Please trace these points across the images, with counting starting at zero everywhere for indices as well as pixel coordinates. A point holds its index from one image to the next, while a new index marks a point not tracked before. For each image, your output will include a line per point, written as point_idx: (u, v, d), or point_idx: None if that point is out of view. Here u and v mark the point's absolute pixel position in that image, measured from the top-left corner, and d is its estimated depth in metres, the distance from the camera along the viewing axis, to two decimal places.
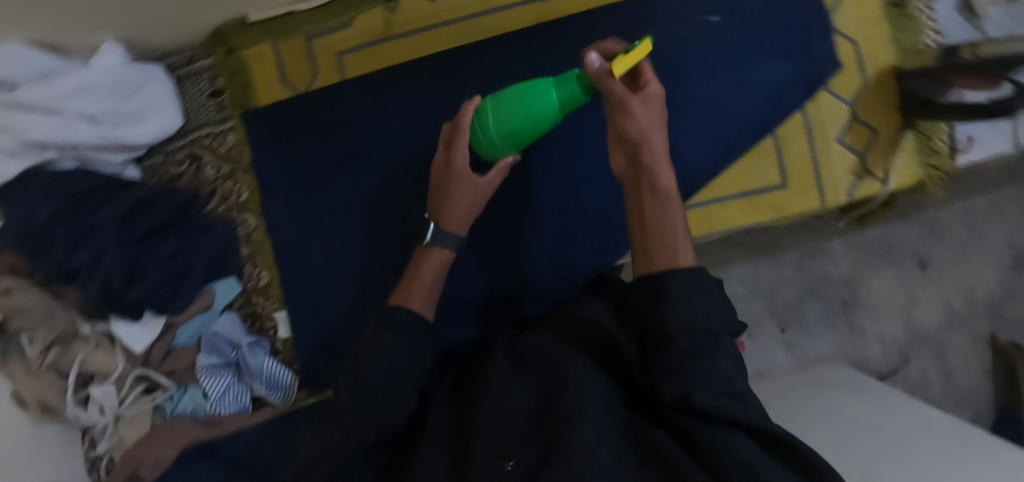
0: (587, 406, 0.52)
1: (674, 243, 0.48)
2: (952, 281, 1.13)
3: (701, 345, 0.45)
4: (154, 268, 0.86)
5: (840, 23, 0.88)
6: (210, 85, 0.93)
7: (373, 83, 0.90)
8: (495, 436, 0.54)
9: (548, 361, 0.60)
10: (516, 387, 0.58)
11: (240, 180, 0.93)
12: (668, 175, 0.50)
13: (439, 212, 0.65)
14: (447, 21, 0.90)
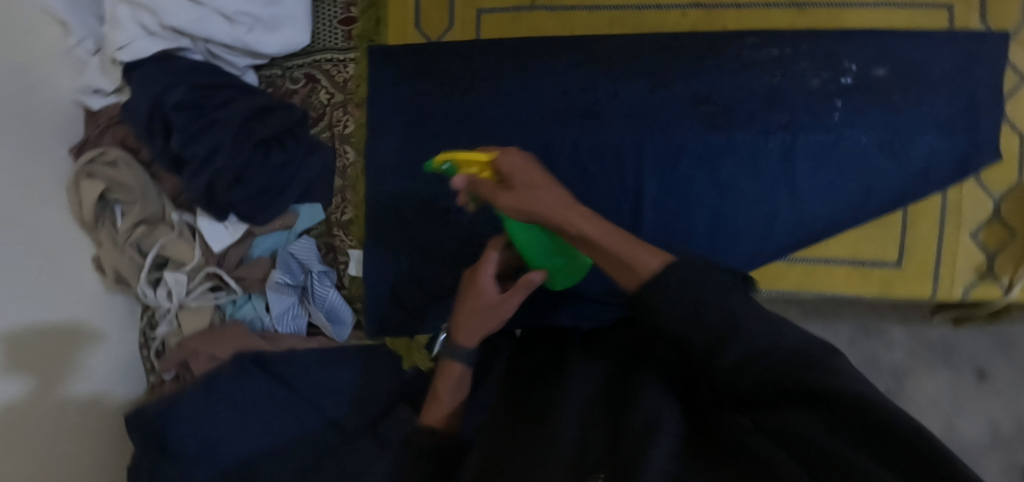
0: (668, 420, 0.41)
1: (632, 260, 0.49)
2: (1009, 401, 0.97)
3: (750, 326, 0.41)
4: (257, 177, 0.86)
5: (1011, 112, 0.80)
6: (343, 12, 0.92)
7: (507, 50, 0.88)
8: (571, 449, 0.42)
9: (613, 382, 0.51)
10: (595, 399, 0.48)
11: (350, 112, 0.92)
12: (585, 220, 0.54)
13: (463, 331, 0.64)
14: (600, 6, 0.88)
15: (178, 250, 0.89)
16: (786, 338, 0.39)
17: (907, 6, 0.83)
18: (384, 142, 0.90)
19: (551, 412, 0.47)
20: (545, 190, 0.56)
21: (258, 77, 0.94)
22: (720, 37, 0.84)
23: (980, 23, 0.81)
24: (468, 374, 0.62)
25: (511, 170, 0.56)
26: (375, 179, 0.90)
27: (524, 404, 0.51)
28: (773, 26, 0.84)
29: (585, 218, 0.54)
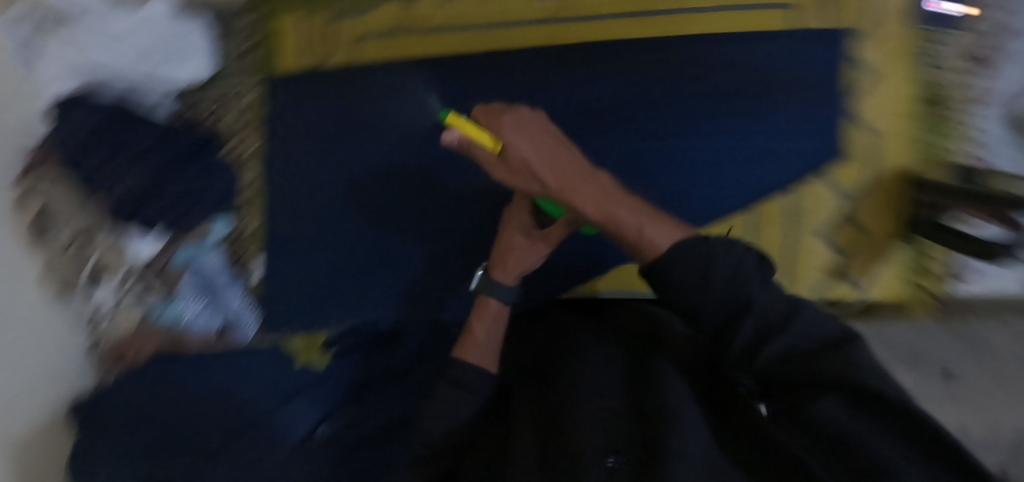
0: (682, 409, 0.46)
1: (647, 235, 0.49)
2: None
3: (735, 301, 0.44)
4: (169, 192, 0.92)
5: (856, 106, 0.84)
6: (242, 46, 1.03)
7: (385, 71, 0.96)
8: (600, 432, 0.46)
9: (626, 370, 0.56)
10: (583, 377, 0.54)
11: (251, 134, 1.02)
12: (587, 198, 0.52)
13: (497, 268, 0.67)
14: (457, 27, 0.93)
15: (111, 261, 0.88)
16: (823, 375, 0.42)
17: (749, 8, 0.85)
18: (284, 158, 1.01)
19: (558, 403, 0.52)
20: (587, 185, 0.53)
21: (173, 105, 1.03)
22: (571, 47, 0.88)
23: (819, 22, 0.85)
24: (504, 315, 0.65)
25: (513, 131, 0.52)
26: (280, 191, 1.01)
27: (542, 397, 0.57)
28: (624, 35, 0.87)
29: (597, 188, 0.52)
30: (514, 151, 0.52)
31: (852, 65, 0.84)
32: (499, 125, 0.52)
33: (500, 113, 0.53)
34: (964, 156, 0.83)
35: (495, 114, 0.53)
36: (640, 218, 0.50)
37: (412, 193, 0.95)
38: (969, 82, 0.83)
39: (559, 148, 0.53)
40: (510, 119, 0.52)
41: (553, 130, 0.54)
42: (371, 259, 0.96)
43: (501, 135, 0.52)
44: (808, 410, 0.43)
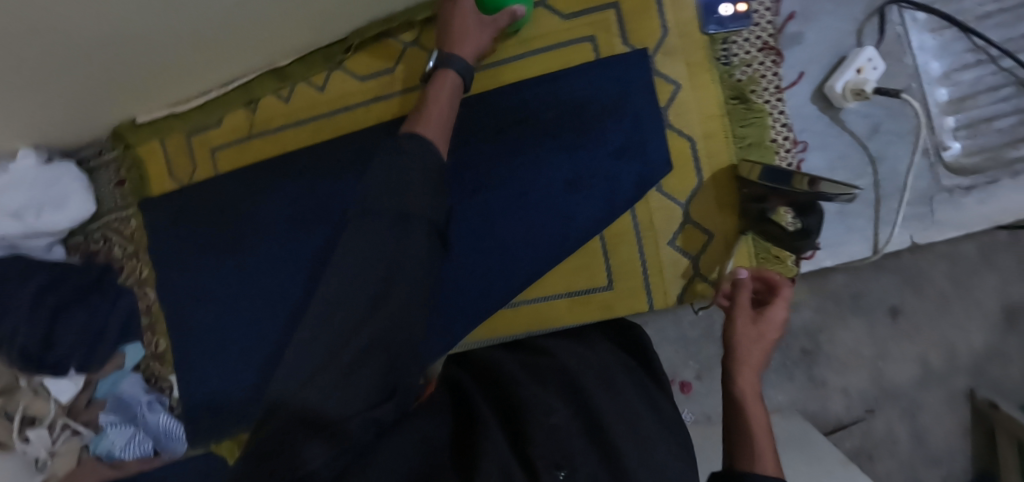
0: (609, 434, 0.53)
1: (760, 457, 0.55)
2: (931, 336, 1.03)
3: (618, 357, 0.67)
4: (70, 334, 0.98)
5: (672, 120, 0.87)
6: (115, 176, 1.07)
7: (244, 176, 1.01)
8: (549, 443, 0.51)
9: (573, 377, 0.60)
10: (550, 406, 0.56)
11: (141, 259, 1.06)
12: (753, 409, 0.62)
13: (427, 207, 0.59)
14: (301, 120, 0.99)
15: (39, 409, 0.99)
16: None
17: (555, 47, 0.89)
18: (177, 272, 1.04)
19: (502, 414, 0.56)
20: (748, 318, 0.70)
21: (66, 246, 1.08)
22: (398, 122, 0.95)
23: (624, 45, 0.87)
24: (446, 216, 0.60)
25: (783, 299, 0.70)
26: (183, 303, 1.04)
27: (502, 405, 0.58)
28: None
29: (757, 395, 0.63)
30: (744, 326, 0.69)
31: (659, 81, 0.87)
32: (741, 294, 0.72)
33: (749, 284, 0.73)
34: (784, 145, 0.84)
35: (743, 281, 0.73)
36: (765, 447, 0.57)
37: (298, 282, 0.99)
38: (773, 72, 0.84)
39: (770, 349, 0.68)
40: (743, 290, 0.72)
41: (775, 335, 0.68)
42: (275, 351, 1.00)
43: (765, 307, 0.70)
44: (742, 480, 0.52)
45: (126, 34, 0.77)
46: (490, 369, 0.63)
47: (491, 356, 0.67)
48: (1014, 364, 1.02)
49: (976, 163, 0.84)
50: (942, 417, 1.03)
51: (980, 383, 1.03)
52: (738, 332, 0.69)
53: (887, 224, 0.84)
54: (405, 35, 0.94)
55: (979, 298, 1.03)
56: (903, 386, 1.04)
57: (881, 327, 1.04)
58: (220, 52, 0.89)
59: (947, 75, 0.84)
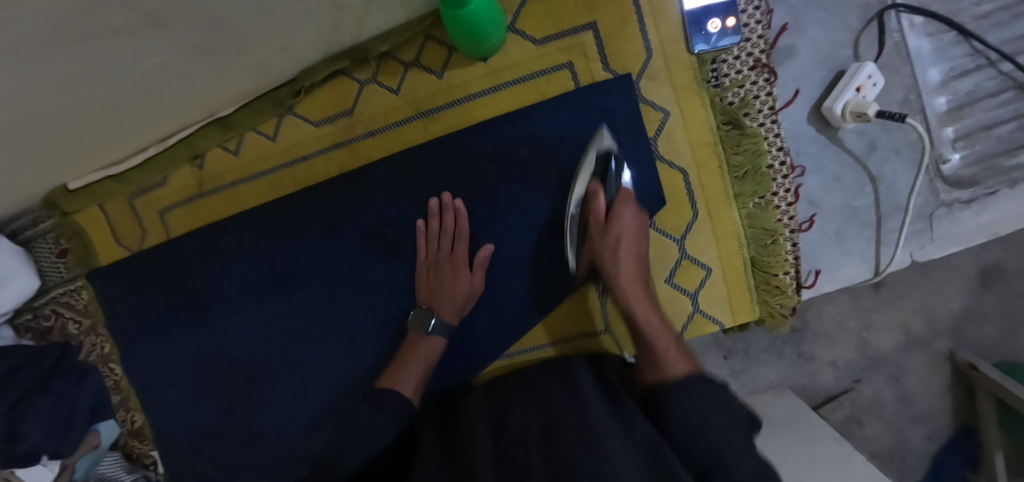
0: (566, 444, 0.53)
1: (671, 361, 0.65)
2: (912, 301, 0.99)
3: (578, 376, 0.68)
4: (35, 424, 0.88)
5: (661, 150, 0.81)
6: (57, 246, 0.97)
7: (195, 240, 0.91)
8: (499, 466, 0.54)
9: (553, 374, 0.71)
10: (506, 428, 0.59)
11: (101, 333, 1.00)
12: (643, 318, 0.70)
13: (436, 305, 0.81)
14: (256, 174, 0.90)
15: None
16: (699, 437, 0.56)
17: (529, 78, 0.81)
18: (139, 347, 0.95)
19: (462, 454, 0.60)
20: (626, 205, 0.74)
21: (13, 327, 0.98)
22: (360, 171, 0.86)
23: (605, 70, 0.80)
24: (440, 345, 0.81)
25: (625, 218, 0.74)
26: (149, 383, 0.95)
27: (455, 462, 0.60)
28: (408, 144, 0.86)
29: (649, 310, 0.71)
30: (616, 235, 0.73)
31: (646, 110, 0.80)
32: (619, 207, 0.74)
33: (627, 203, 0.74)
34: (780, 170, 0.80)
35: (624, 197, 0.74)
36: (670, 351, 0.66)
37: (273, 347, 0.91)
38: (767, 92, 0.78)
39: (642, 265, 0.74)
40: (633, 216, 0.74)
41: (646, 250, 0.76)
42: (259, 421, 0.92)
43: (615, 211, 0.74)
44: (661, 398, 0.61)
45: (43, 102, 0.65)
46: (455, 422, 0.70)
47: (461, 419, 0.69)
48: (991, 323, 0.99)
49: (974, 173, 0.81)
50: (927, 378, 1.00)
51: (960, 345, 0.99)
52: (607, 239, 0.74)
53: (888, 244, 0.81)
54: (361, 72, 0.85)
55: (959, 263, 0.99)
56: (887, 352, 1.00)
57: (865, 297, 1.01)
58: (150, 114, 0.79)
59: (945, 83, 0.79)
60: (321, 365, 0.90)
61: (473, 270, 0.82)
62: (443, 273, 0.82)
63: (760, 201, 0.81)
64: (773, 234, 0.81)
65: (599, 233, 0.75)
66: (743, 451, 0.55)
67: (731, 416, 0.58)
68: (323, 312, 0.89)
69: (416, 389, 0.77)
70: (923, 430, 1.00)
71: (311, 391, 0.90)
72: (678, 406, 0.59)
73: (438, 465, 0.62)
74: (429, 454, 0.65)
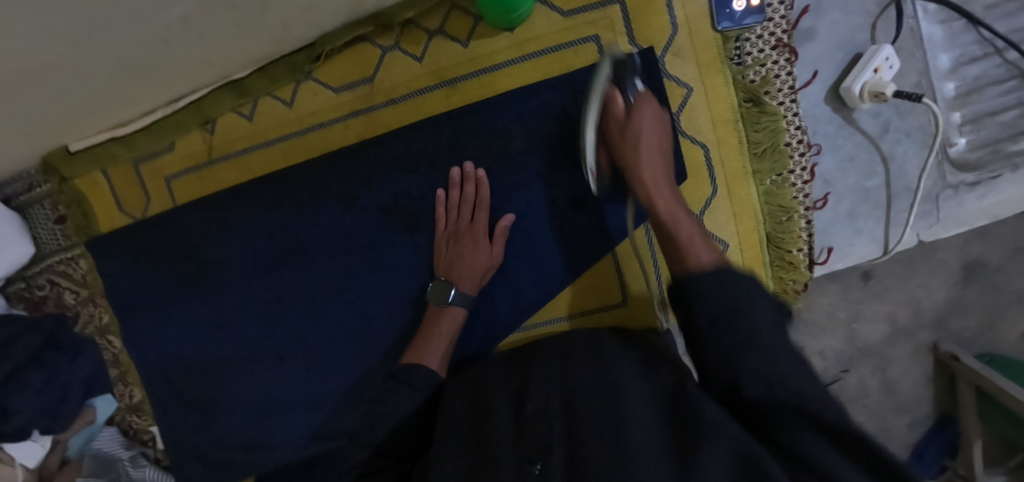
0: (586, 431, 0.55)
1: (690, 252, 0.64)
2: (899, 294, 1.05)
3: (604, 344, 0.70)
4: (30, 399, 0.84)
5: (683, 126, 0.82)
6: (53, 212, 0.93)
7: (201, 211, 0.88)
8: (522, 442, 0.57)
9: (577, 341, 0.72)
10: (528, 400, 0.61)
11: (98, 304, 0.96)
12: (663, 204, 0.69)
13: (456, 275, 0.81)
14: (270, 140, 0.88)
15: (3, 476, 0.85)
16: (738, 326, 0.54)
17: (554, 50, 0.82)
18: (139, 321, 0.91)
19: (483, 418, 0.63)
20: (647, 109, 0.73)
21: (3, 296, 0.95)
22: (379, 140, 0.85)
23: (630, 44, 0.81)
24: (464, 314, 0.82)
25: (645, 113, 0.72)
26: (149, 358, 0.92)
27: (479, 422, 0.63)
28: (430, 113, 0.85)
29: (670, 195, 0.71)
30: (636, 133, 0.72)
31: (670, 85, 0.81)
32: (638, 104, 0.73)
33: (647, 101, 0.73)
34: (798, 148, 0.81)
35: (644, 96, 0.72)
36: (692, 241, 0.65)
37: (282, 321, 0.89)
38: (787, 72, 0.80)
39: (662, 161, 0.73)
40: (653, 108, 0.73)
41: (666, 137, 0.75)
42: (266, 398, 0.91)
43: (632, 114, 0.72)
44: (685, 283, 0.60)
45: (63, 58, 0.62)
46: (477, 380, 0.72)
47: (484, 375, 0.72)
48: (972, 314, 1.05)
49: (978, 157, 0.84)
50: (910, 368, 1.06)
51: (943, 337, 1.05)
52: (626, 130, 0.72)
53: (897, 224, 0.84)
54: (383, 39, 0.84)
55: (943, 257, 1.04)
56: (874, 343, 1.06)
57: (855, 289, 1.06)
58: (164, 71, 0.75)
59: (954, 69, 0.82)
60: (332, 340, 0.89)
61: (493, 241, 0.82)
62: (464, 244, 0.81)
63: (777, 179, 0.82)
64: (788, 212, 0.83)
65: (617, 128, 0.73)
66: (773, 325, 0.54)
67: (760, 316, 0.55)
68: (337, 287, 0.88)
69: (441, 361, 0.78)
70: (905, 418, 1.07)
71: (320, 368, 0.89)
72: (703, 295, 0.57)
73: (465, 420, 0.65)
74: (454, 408, 0.68)
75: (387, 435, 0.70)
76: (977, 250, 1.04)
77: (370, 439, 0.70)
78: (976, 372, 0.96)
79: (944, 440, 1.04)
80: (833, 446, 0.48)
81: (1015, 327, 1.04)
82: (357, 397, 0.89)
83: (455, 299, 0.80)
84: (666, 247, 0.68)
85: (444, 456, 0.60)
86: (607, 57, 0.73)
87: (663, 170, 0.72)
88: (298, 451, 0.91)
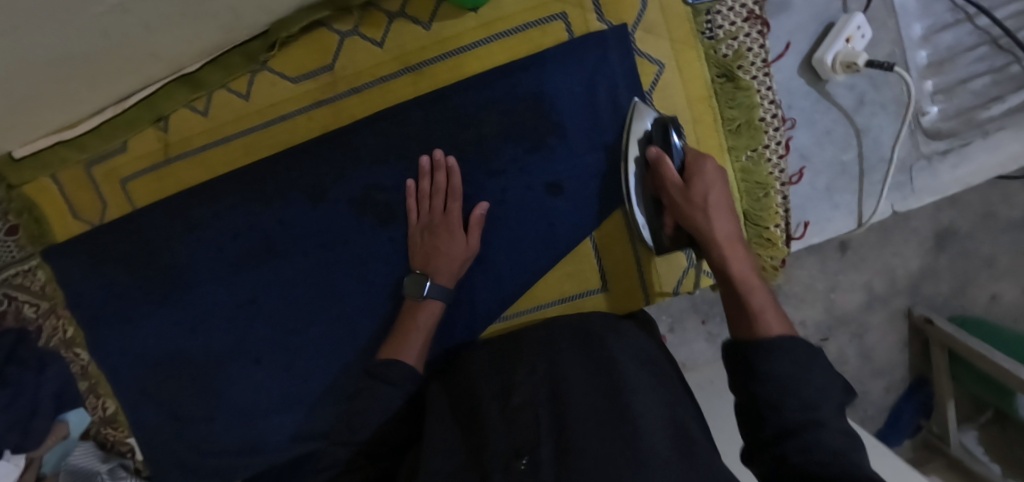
0: (573, 420, 0.52)
1: (761, 325, 0.59)
2: (873, 263, 1.06)
3: (596, 329, 0.67)
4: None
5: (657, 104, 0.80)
6: (4, 222, 0.88)
7: (162, 211, 0.84)
8: (509, 435, 0.53)
9: (563, 330, 0.69)
10: (512, 392, 0.59)
11: (61, 315, 0.91)
12: (737, 263, 0.67)
13: (432, 267, 0.78)
14: (229, 136, 0.84)
15: None
16: (796, 395, 0.52)
17: (521, 30, 0.79)
18: (107, 331, 0.88)
19: (471, 416, 0.60)
20: (716, 187, 0.70)
21: None
22: (345, 130, 0.81)
23: (600, 21, 0.79)
24: (443, 306, 0.79)
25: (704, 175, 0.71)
26: (119, 368, 0.89)
27: (467, 421, 0.61)
28: (396, 101, 0.82)
29: (743, 253, 0.68)
30: (704, 197, 0.69)
31: (642, 62, 0.79)
32: (698, 168, 0.71)
33: (706, 164, 0.71)
34: (772, 123, 0.80)
35: (702, 159, 0.71)
36: (768, 315, 0.60)
37: (256, 324, 0.86)
38: (760, 45, 0.78)
39: (729, 210, 0.71)
40: (714, 170, 0.71)
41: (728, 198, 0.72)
42: (246, 402, 0.89)
43: (693, 181, 0.71)
44: (757, 361, 0.55)
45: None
46: (464, 374, 0.70)
47: (469, 369, 0.71)
48: (943, 280, 1.07)
49: (951, 126, 0.84)
50: (885, 334, 1.08)
51: (917, 302, 1.07)
52: (692, 195, 0.70)
53: (871, 196, 0.84)
54: (342, 23, 0.80)
55: (917, 226, 1.05)
56: (851, 311, 1.07)
57: (831, 260, 1.07)
58: (109, 66, 0.70)
59: (927, 37, 0.81)
60: (309, 340, 0.87)
61: (469, 230, 0.80)
62: (439, 235, 0.79)
63: (753, 155, 0.81)
64: (765, 187, 0.82)
65: (678, 196, 0.71)
66: (822, 390, 0.52)
67: (813, 372, 0.53)
68: (310, 285, 0.85)
69: (420, 355, 0.75)
70: (882, 382, 1.10)
71: (298, 369, 0.87)
72: (772, 368, 0.54)
73: (452, 424, 0.62)
74: (440, 411, 0.65)
75: (366, 431, 0.67)
76: (948, 217, 1.06)
77: (349, 438, 0.68)
78: (948, 333, 0.98)
79: (919, 401, 1.08)
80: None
81: (985, 290, 1.08)
82: (339, 397, 0.88)
83: (432, 292, 0.77)
84: (737, 301, 0.64)
85: (432, 456, 0.57)
86: (646, 116, 0.77)
87: (734, 230, 0.70)
88: (281, 453, 0.90)
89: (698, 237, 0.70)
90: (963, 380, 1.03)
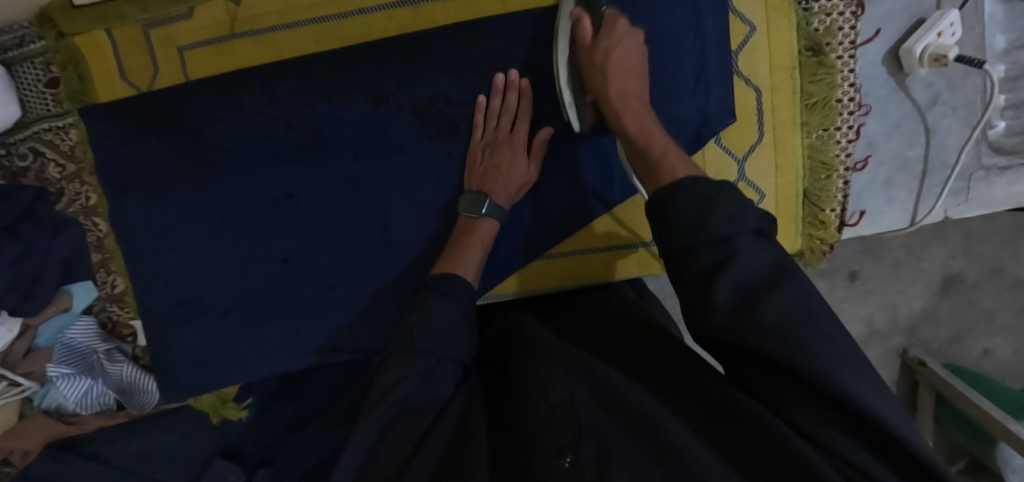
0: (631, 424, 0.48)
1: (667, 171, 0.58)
2: (879, 298, 1.13)
3: (623, 343, 0.65)
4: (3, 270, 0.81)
5: (740, 66, 0.79)
6: (46, 73, 0.84)
7: (215, 84, 0.80)
8: (549, 433, 0.48)
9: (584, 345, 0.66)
10: (544, 389, 0.54)
11: (86, 182, 0.88)
12: (630, 121, 0.65)
13: (491, 185, 0.75)
14: (300, 21, 0.81)
15: None
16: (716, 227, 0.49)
17: None
18: (126, 206, 0.82)
19: (512, 406, 0.56)
20: (626, 38, 0.67)
21: None
22: (422, 35, 0.79)
23: None
24: (499, 226, 0.77)
25: (618, 35, 0.67)
26: (134, 250, 0.82)
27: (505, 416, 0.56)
28: (479, 14, 0.81)
29: (640, 109, 0.66)
30: (606, 55, 0.66)
31: (735, 20, 0.78)
32: (609, 26, 0.67)
33: (616, 22, 0.68)
34: (848, 107, 0.81)
35: (613, 14, 0.68)
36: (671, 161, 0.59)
37: (285, 235, 0.83)
38: (851, 26, 0.78)
39: (635, 73, 0.68)
40: (627, 28, 0.67)
41: (644, 58, 0.69)
42: (262, 307, 0.84)
43: (599, 37, 0.67)
44: (663, 199, 0.53)
45: None
46: (505, 364, 0.67)
47: (509, 356, 0.67)
48: (942, 327, 1.14)
49: (1014, 143, 0.85)
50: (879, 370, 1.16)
51: (912, 344, 1.15)
52: (596, 54, 0.67)
53: (929, 197, 0.86)
54: None
55: (928, 268, 1.12)
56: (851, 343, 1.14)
57: (841, 288, 1.12)
58: None
59: (1006, 51, 0.82)
60: (339, 261, 0.84)
61: (531, 156, 0.78)
62: (501, 154, 0.77)
63: (823, 134, 0.82)
64: (829, 169, 0.83)
65: (586, 57, 0.68)
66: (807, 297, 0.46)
67: (740, 209, 0.50)
68: (350, 198, 0.82)
69: (471, 272, 0.72)
70: None
71: (321, 290, 0.84)
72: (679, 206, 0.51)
73: (486, 414, 0.57)
74: (478, 400, 0.60)
75: (430, 343, 0.61)
76: (959, 265, 1.13)
77: (409, 351, 0.61)
78: (938, 376, 1.04)
79: None
80: (841, 425, 0.44)
81: (979, 344, 1.15)
82: (357, 328, 0.85)
83: (489, 210, 0.75)
84: (640, 143, 0.63)
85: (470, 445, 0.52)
86: None
87: (637, 89, 0.67)
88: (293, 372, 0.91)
89: (601, 96, 0.67)
90: (943, 424, 1.11)
